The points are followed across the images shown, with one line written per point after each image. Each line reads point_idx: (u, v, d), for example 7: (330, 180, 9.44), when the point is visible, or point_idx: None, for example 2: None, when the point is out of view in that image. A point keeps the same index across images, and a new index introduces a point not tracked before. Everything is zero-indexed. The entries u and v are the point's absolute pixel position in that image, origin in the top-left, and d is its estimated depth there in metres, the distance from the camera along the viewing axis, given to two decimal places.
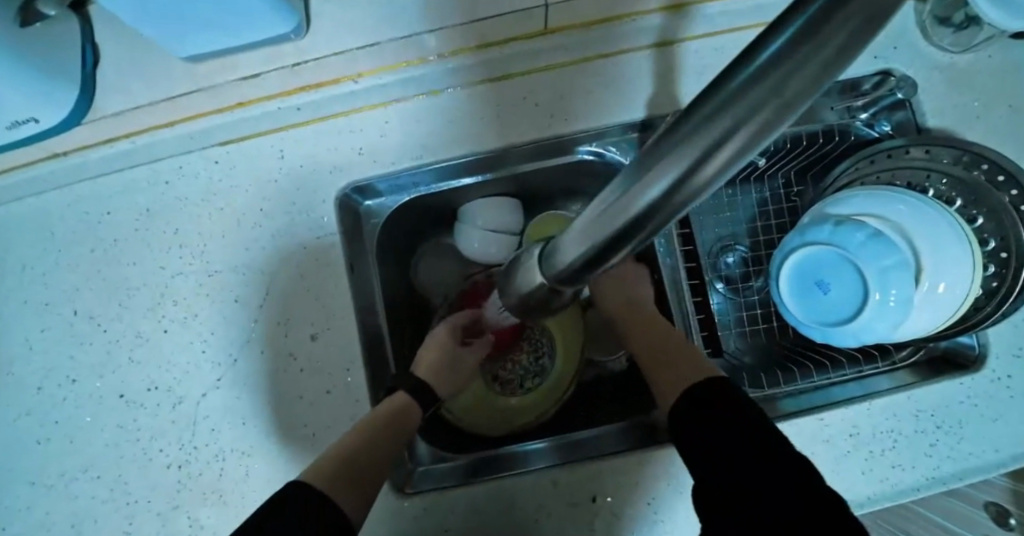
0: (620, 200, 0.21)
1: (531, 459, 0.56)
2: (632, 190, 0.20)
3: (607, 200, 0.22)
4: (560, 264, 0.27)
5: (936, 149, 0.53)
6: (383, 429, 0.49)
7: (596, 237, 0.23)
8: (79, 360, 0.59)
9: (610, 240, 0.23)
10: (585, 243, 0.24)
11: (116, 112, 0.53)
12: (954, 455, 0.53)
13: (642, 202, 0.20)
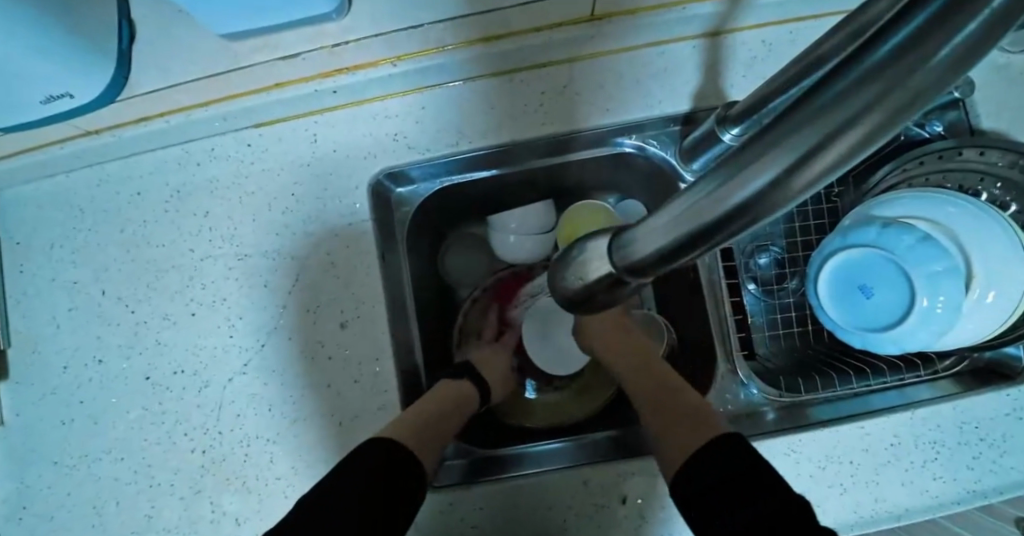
0: (722, 187, 0.18)
1: (554, 459, 0.55)
2: (736, 178, 0.18)
3: (705, 189, 0.19)
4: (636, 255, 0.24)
5: (992, 151, 0.51)
6: (438, 415, 0.52)
7: (685, 227, 0.20)
8: (105, 341, 0.58)
9: (698, 234, 0.20)
10: (671, 232, 0.21)
11: (150, 91, 0.51)
12: (996, 469, 0.51)
13: (744, 192, 0.18)
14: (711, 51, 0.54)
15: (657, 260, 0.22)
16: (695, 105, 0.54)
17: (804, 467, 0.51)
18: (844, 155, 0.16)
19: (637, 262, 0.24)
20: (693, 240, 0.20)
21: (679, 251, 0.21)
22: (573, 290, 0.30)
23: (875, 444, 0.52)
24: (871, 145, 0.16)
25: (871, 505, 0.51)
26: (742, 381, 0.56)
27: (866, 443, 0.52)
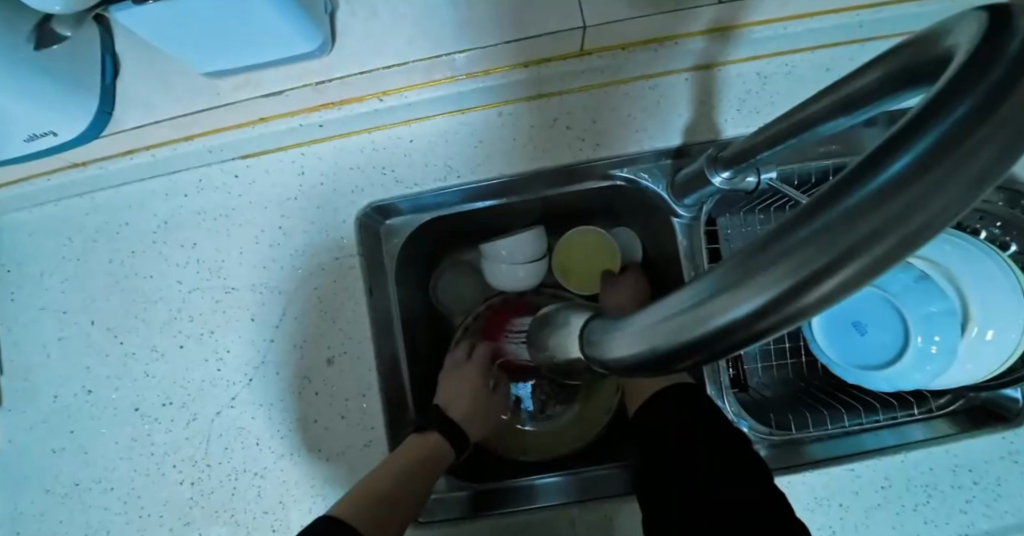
0: (695, 311, 0.18)
1: (545, 494, 0.54)
2: (714, 304, 0.17)
3: (681, 306, 0.18)
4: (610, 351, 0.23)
5: (990, 191, 0.50)
6: (407, 469, 0.51)
7: (660, 343, 0.19)
8: (96, 371, 0.58)
9: (672, 352, 0.19)
10: (644, 343, 0.20)
11: (135, 127, 0.51)
12: (989, 514, 0.50)
13: (721, 321, 0.17)
14: (704, 84, 0.53)
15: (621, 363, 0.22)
16: (687, 140, 0.53)
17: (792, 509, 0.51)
18: (823, 293, 0.16)
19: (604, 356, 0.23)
20: (666, 355, 0.19)
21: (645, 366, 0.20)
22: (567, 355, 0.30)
23: (865, 487, 0.51)
24: (839, 282, 0.16)
25: None
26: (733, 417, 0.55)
27: (856, 486, 0.51)
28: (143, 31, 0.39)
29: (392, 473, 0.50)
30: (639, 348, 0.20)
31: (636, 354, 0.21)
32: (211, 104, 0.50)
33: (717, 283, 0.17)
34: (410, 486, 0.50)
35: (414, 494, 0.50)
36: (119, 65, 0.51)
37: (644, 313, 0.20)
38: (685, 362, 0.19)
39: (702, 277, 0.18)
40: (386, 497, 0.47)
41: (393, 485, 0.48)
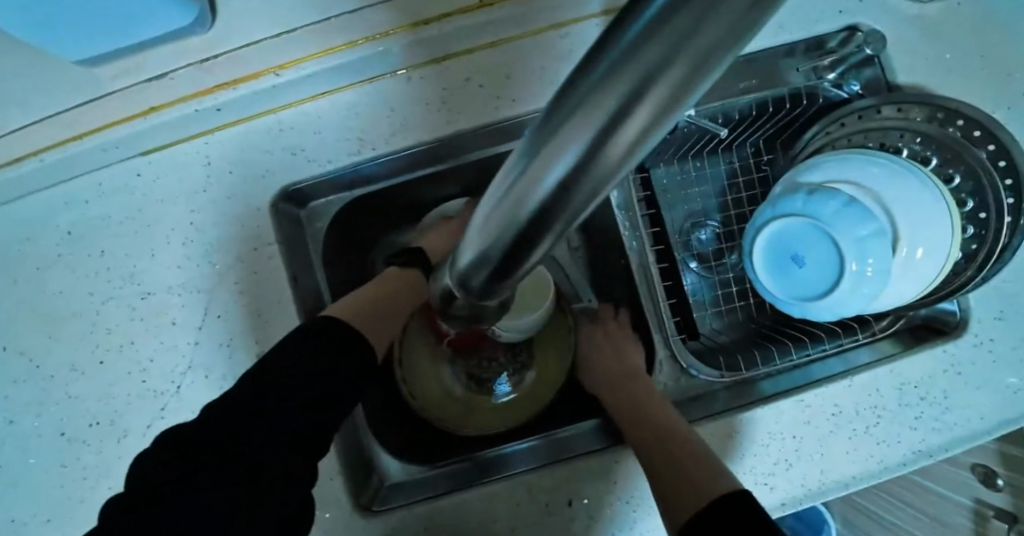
0: (517, 186, 0.17)
1: (516, 462, 0.54)
2: (527, 174, 0.16)
3: (505, 187, 0.18)
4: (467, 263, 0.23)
5: (908, 106, 0.50)
6: (300, 344, 0.43)
7: (500, 232, 0.19)
8: (15, 399, 0.54)
9: (519, 241, 0.19)
10: (489, 239, 0.20)
11: (16, 128, 0.48)
12: (938, 427, 0.50)
13: (539, 192, 0.16)
14: None
15: (482, 279, 0.22)
16: None
17: (748, 447, 0.50)
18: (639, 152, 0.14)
19: (469, 283, 0.24)
20: (520, 243, 0.19)
21: (495, 270, 0.21)
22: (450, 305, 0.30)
23: (816, 417, 0.50)
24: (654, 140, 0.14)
25: (819, 477, 0.50)
26: (684, 366, 0.55)
27: (807, 416, 0.50)
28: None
29: (284, 358, 0.42)
30: (486, 254, 0.21)
31: (485, 263, 0.21)
32: (100, 93, 0.48)
33: (524, 157, 0.16)
34: (307, 395, 0.41)
35: (316, 398, 0.41)
36: None
37: (478, 208, 0.20)
38: (538, 241, 0.19)
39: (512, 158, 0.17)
40: (276, 418, 0.40)
41: (277, 382, 0.41)
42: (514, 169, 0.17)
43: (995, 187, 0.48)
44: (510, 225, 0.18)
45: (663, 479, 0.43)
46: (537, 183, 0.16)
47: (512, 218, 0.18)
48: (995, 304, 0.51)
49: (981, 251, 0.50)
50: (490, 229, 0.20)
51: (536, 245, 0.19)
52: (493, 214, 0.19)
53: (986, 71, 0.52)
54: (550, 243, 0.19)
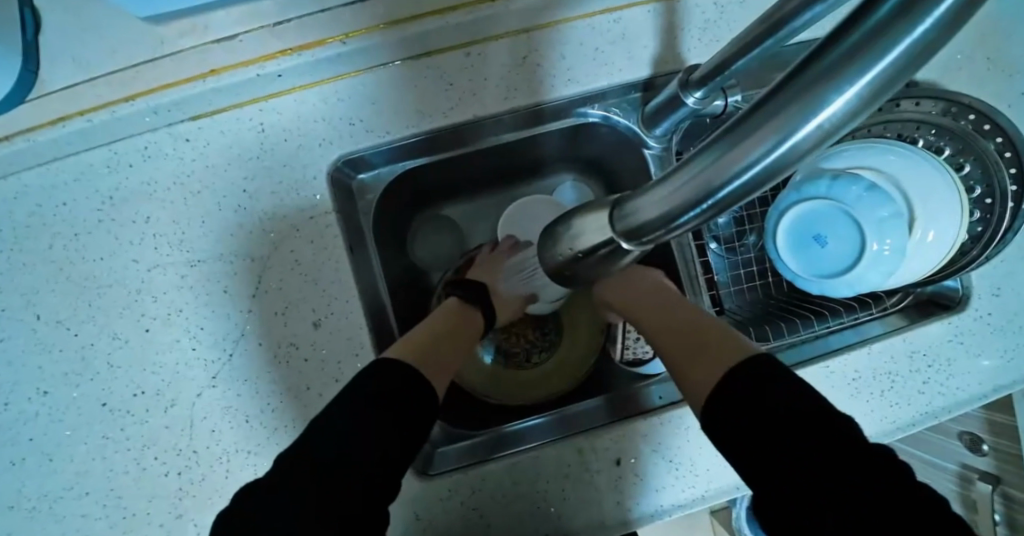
0: (708, 169, 0.19)
1: (532, 435, 0.55)
2: (725, 159, 0.19)
3: (697, 168, 0.20)
4: (633, 221, 0.25)
5: (925, 101, 0.55)
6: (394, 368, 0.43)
7: (685, 198, 0.21)
8: (49, 370, 0.52)
9: (698, 204, 0.21)
10: (670, 201, 0.22)
11: (66, 85, 0.47)
12: (944, 391, 0.56)
13: (730, 174, 0.19)
14: (667, 15, 0.54)
15: (620, 239, 0.27)
16: (654, 71, 0.54)
17: None
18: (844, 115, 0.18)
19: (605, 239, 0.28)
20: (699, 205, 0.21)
21: (660, 228, 0.23)
22: (564, 263, 0.34)
23: (838, 381, 0.55)
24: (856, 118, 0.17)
25: None
26: None
27: (830, 379, 0.55)
28: None
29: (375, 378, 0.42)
30: (630, 219, 0.25)
31: (649, 222, 0.24)
32: (161, 53, 0.47)
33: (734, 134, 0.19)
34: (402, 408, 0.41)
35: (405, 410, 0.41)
36: (39, 22, 0.47)
37: (664, 176, 0.22)
38: (716, 209, 0.21)
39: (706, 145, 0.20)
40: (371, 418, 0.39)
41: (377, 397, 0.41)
42: (705, 156, 0.20)
43: (1001, 176, 0.53)
44: (693, 193, 0.20)
45: (693, 375, 0.44)
46: (726, 168, 0.19)
47: (678, 201, 0.21)
48: (992, 281, 0.57)
49: (986, 232, 0.55)
50: (645, 203, 0.24)
51: (682, 228, 0.23)
52: (657, 193, 0.23)
53: (989, 72, 0.58)
54: (719, 215, 0.21)
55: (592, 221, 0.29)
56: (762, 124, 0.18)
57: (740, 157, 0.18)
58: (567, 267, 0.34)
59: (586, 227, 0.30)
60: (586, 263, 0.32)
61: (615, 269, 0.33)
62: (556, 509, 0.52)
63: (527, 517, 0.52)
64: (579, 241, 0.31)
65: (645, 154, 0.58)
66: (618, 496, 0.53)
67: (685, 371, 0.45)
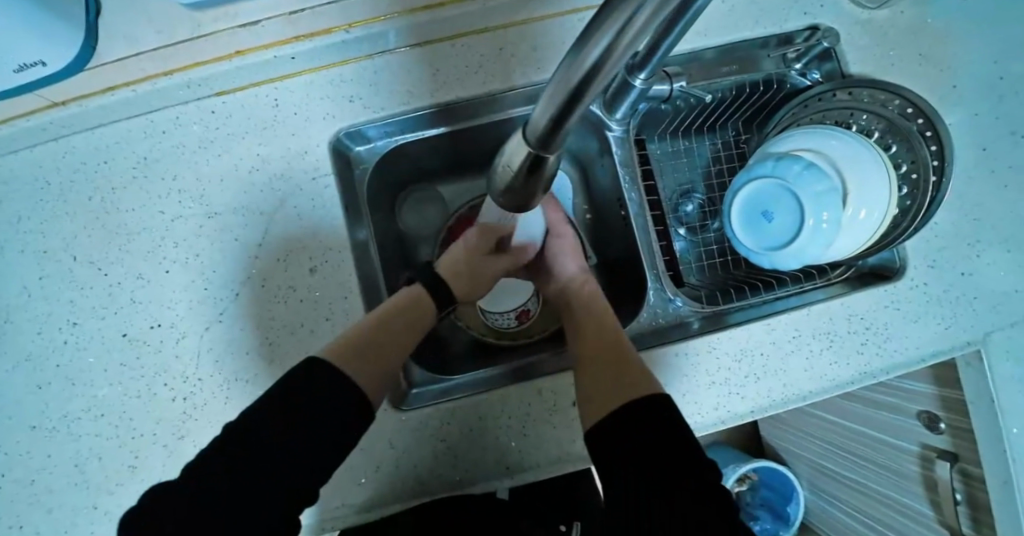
0: (567, 71, 0.28)
1: (498, 378, 0.61)
2: (577, 60, 0.28)
3: (563, 70, 0.29)
4: (539, 127, 0.33)
5: (857, 89, 0.62)
6: (317, 380, 0.45)
7: (561, 94, 0.30)
8: (80, 304, 0.60)
9: (573, 94, 0.30)
10: (555, 98, 0.30)
11: (117, 59, 0.57)
12: (881, 353, 0.61)
13: (583, 69, 0.28)
14: None
15: (533, 149, 0.35)
16: None
17: (723, 361, 0.60)
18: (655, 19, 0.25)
19: (524, 156, 0.36)
20: (574, 96, 0.30)
21: (556, 119, 0.32)
22: (502, 192, 0.42)
23: (779, 339, 0.60)
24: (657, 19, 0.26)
25: (781, 390, 0.60)
26: (669, 297, 0.64)
27: (772, 337, 0.60)
28: None
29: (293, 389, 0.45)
30: (536, 126, 0.34)
31: (549, 119, 0.32)
32: (198, 35, 0.57)
33: (581, 39, 0.27)
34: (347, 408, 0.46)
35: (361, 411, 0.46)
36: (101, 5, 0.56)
37: (546, 83, 0.30)
38: (586, 95, 0.30)
39: (569, 54, 0.28)
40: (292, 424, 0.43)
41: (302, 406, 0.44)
42: (565, 62, 0.28)
43: (923, 152, 0.61)
44: (564, 88, 0.29)
45: (593, 397, 0.50)
46: (579, 67, 0.28)
47: (558, 101, 0.30)
48: (927, 254, 0.62)
49: (913, 205, 0.61)
50: (540, 110, 0.32)
51: (570, 119, 0.32)
52: (545, 100, 0.31)
53: (921, 67, 0.64)
54: (590, 99, 0.30)
55: (512, 146, 0.37)
56: (593, 32, 0.26)
57: (584, 57, 0.27)
58: (507, 196, 0.42)
59: (509, 150, 0.38)
60: (518, 185, 0.40)
61: (541, 187, 0.41)
62: (516, 444, 0.58)
63: (490, 449, 0.58)
64: (506, 164, 0.39)
65: (608, 136, 0.67)
66: (573, 434, 0.59)
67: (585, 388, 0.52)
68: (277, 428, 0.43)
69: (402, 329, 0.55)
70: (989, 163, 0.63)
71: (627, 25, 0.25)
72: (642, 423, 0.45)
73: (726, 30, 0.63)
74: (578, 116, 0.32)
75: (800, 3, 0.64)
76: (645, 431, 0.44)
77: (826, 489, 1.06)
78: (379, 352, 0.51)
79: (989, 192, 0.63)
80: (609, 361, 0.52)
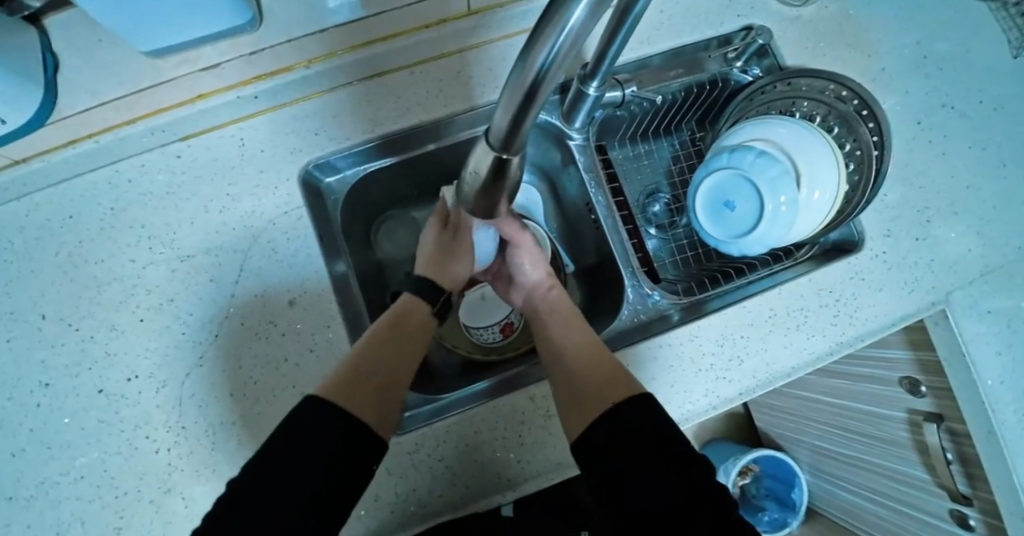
0: (523, 70, 0.29)
1: (493, 389, 0.61)
2: (529, 58, 0.28)
3: (518, 70, 0.29)
4: (500, 131, 0.34)
5: (795, 80, 0.67)
6: (296, 428, 0.45)
7: (519, 93, 0.30)
8: (51, 363, 0.58)
9: (530, 92, 0.30)
10: (513, 99, 0.31)
11: (78, 111, 0.57)
12: (854, 322, 0.63)
13: (536, 66, 0.28)
14: None
15: (495, 153, 0.35)
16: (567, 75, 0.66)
17: (707, 348, 0.61)
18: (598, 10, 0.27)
19: (488, 164, 0.36)
20: (531, 94, 0.30)
21: (516, 121, 0.32)
22: (471, 204, 0.42)
23: (756, 320, 0.62)
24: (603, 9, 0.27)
25: (765, 369, 0.61)
26: (647, 293, 0.66)
27: (750, 319, 0.62)
28: (100, 19, 0.46)
29: (278, 440, 0.44)
30: (496, 130, 0.34)
31: (509, 122, 0.32)
32: (158, 82, 0.57)
33: (531, 38, 0.28)
34: (332, 450, 0.44)
35: (348, 452, 0.45)
36: (58, 62, 0.57)
37: (503, 84, 0.30)
38: (542, 92, 0.30)
39: (521, 54, 0.29)
40: (277, 471, 0.43)
41: (284, 453, 0.43)
42: (519, 62, 0.29)
43: (863, 131, 0.65)
44: (520, 87, 0.30)
45: (576, 405, 0.50)
46: (531, 68, 0.29)
47: (517, 101, 0.30)
48: (882, 225, 0.66)
49: (862, 180, 0.65)
50: (499, 115, 0.32)
51: (527, 120, 0.32)
52: (502, 104, 0.32)
53: (850, 55, 0.69)
54: (547, 97, 0.31)
55: (475, 155, 0.37)
56: (540, 33, 0.27)
57: (534, 58, 0.28)
58: (478, 209, 0.41)
59: (473, 160, 0.37)
60: (486, 194, 0.39)
61: (509, 194, 0.40)
62: (515, 455, 0.58)
63: (489, 463, 0.58)
64: (472, 174, 0.38)
65: (570, 144, 0.69)
66: None
67: (568, 395, 0.51)
68: (269, 477, 0.43)
69: (392, 356, 0.54)
70: (925, 134, 0.68)
71: (572, 23, 0.27)
72: (633, 429, 0.45)
73: (668, 37, 0.68)
74: (535, 118, 0.32)
75: (732, 7, 0.69)
76: (635, 435, 0.44)
77: (828, 472, 1.07)
78: (378, 383, 0.51)
79: (929, 162, 0.67)
80: (592, 366, 0.52)
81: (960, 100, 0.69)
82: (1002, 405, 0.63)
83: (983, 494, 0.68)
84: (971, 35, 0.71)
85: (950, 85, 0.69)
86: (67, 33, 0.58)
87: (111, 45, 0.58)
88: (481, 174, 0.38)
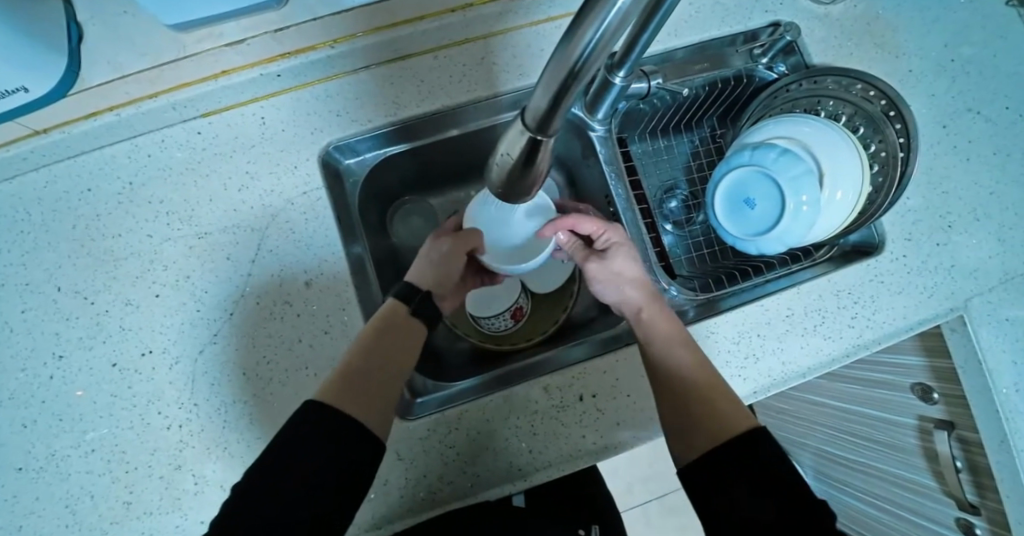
0: (568, 45, 0.28)
1: (506, 380, 0.60)
2: (576, 33, 0.28)
3: (564, 45, 0.28)
4: (538, 110, 0.33)
5: (821, 78, 0.66)
6: (314, 424, 0.44)
7: (563, 71, 0.29)
8: (65, 335, 0.58)
9: (574, 68, 0.29)
10: (558, 76, 0.30)
11: (101, 82, 0.57)
12: (872, 325, 0.63)
13: (582, 41, 0.28)
14: None
15: (530, 134, 0.34)
16: None
17: (723, 345, 0.61)
18: None
19: (521, 146, 0.35)
20: (575, 69, 0.29)
21: (556, 98, 0.31)
22: (497, 188, 0.40)
23: (773, 318, 0.62)
24: None
25: (781, 368, 0.61)
26: (664, 287, 0.65)
27: (766, 317, 0.62)
28: None
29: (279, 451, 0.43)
30: (534, 109, 0.33)
31: (549, 99, 0.31)
32: (183, 54, 0.57)
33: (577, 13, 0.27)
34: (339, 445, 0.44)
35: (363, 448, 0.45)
36: (82, 33, 0.57)
37: (548, 60, 0.29)
38: (585, 69, 0.29)
39: (566, 31, 0.28)
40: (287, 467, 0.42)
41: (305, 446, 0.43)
42: (565, 39, 0.28)
43: (890, 132, 0.65)
44: (564, 63, 0.29)
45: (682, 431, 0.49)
46: (576, 44, 0.28)
47: (561, 77, 0.29)
48: (903, 229, 0.65)
49: (885, 181, 0.65)
50: (538, 94, 0.32)
51: (567, 100, 0.31)
52: (542, 83, 0.31)
53: (878, 55, 0.69)
54: (590, 76, 0.30)
55: (507, 136, 0.36)
56: (589, 8, 0.27)
57: (580, 36, 0.27)
58: (507, 196, 0.40)
59: (505, 141, 0.36)
60: (515, 177, 0.38)
61: (540, 178, 0.39)
62: (526, 445, 0.58)
63: (499, 451, 0.57)
64: (502, 156, 0.37)
65: (591, 136, 0.68)
66: (582, 429, 0.58)
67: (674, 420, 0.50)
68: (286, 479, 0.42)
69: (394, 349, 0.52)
70: (951, 139, 0.67)
71: None
72: (733, 459, 0.44)
73: (694, 31, 0.67)
74: (575, 98, 0.32)
75: (760, 3, 0.68)
76: (722, 466, 0.44)
77: (832, 477, 1.07)
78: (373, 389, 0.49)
79: (954, 166, 0.67)
80: (695, 394, 0.50)
81: (987, 105, 0.68)
82: (1016, 413, 0.63)
83: (991, 503, 0.68)
84: (1000, 39, 0.70)
85: (977, 89, 0.69)
86: (92, 4, 0.58)
87: (136, 17, 0.58)
88: (513, 156, 0.37)
